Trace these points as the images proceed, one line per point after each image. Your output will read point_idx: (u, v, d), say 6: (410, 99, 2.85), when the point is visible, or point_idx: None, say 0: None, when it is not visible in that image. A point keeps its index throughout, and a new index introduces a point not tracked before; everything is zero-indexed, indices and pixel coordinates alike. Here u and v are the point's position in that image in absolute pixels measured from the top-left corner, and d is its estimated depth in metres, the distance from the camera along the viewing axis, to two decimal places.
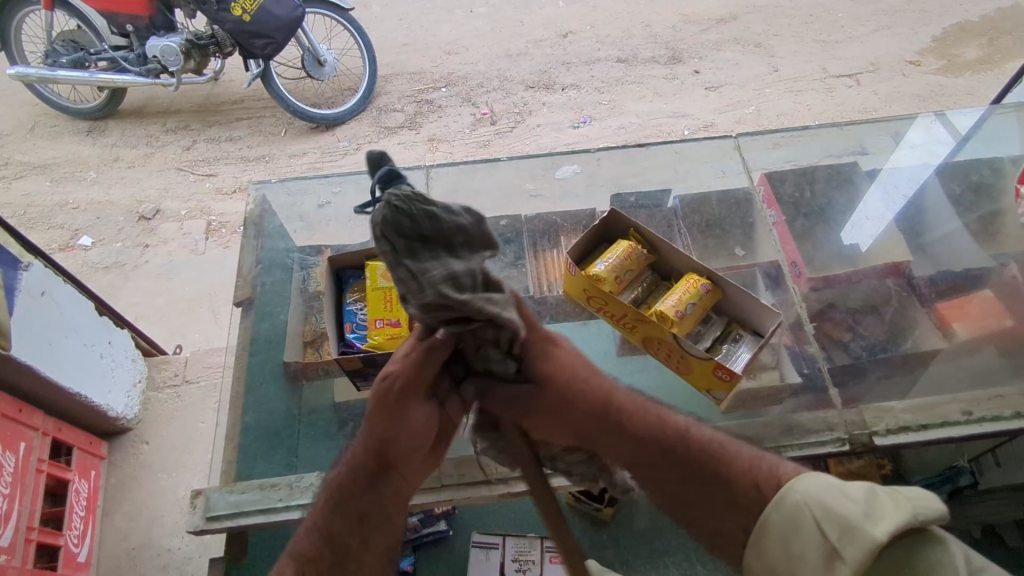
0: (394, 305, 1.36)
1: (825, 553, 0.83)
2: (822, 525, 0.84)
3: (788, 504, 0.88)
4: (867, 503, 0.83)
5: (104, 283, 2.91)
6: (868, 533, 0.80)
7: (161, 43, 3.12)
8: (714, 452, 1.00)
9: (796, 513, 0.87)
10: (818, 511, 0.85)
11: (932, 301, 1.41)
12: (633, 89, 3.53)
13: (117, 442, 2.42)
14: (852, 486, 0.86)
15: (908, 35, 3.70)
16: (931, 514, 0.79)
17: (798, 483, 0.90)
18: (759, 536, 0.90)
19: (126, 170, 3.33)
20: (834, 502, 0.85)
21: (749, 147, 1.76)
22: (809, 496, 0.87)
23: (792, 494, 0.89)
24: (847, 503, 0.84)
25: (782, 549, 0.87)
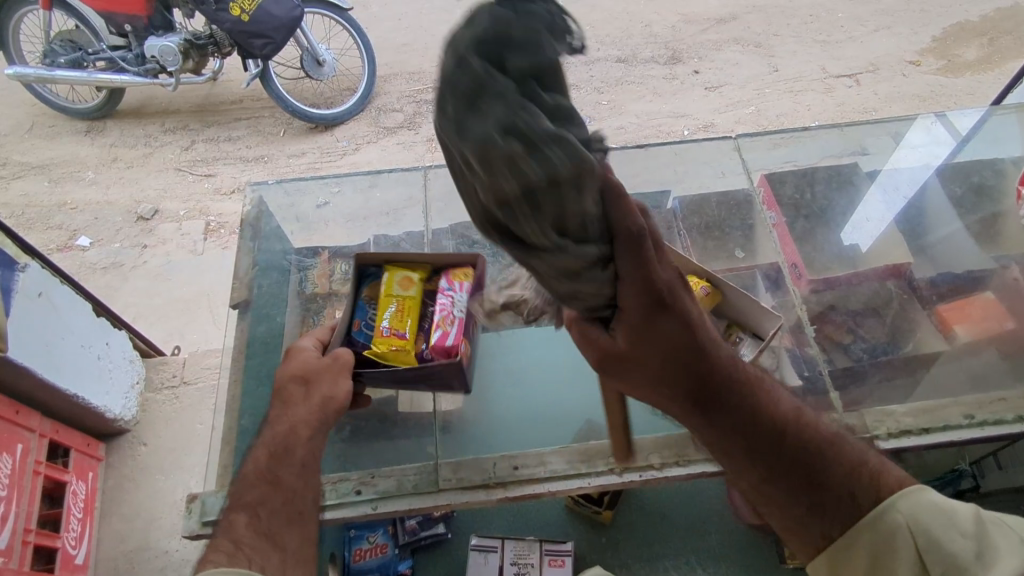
0: (405, 317, 1.36)
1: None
2: (926, 554, 0.86)
3: (889, 527, 0.87)
4: (979, 541, 0.86)
5: (103, 284, 2.91)
6: None
7: (160, 43, 3.11)
8: (812, 443, 0.94)
9: (894, 534, 0.87)
10: (925, 542, 0.86)
11: (933, 303, 1.40)
12: (632, 89, 3.52)
13: (115, 443, 2.41)
14: (963, 519, 0.87)
15: (908, 35, 3.70)
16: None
17: (903, 502, 0.88)
18: (839, 550, 0.90)
19: (125, 170, 3.32)
20: (946, 536, 0.86)
21: (749, 148, 1.75)
22: (913, 519, 0.87)
23: (898, 516, 0.87)
24: (958, 539, 0.86)
25: (868, 565, 0.88)
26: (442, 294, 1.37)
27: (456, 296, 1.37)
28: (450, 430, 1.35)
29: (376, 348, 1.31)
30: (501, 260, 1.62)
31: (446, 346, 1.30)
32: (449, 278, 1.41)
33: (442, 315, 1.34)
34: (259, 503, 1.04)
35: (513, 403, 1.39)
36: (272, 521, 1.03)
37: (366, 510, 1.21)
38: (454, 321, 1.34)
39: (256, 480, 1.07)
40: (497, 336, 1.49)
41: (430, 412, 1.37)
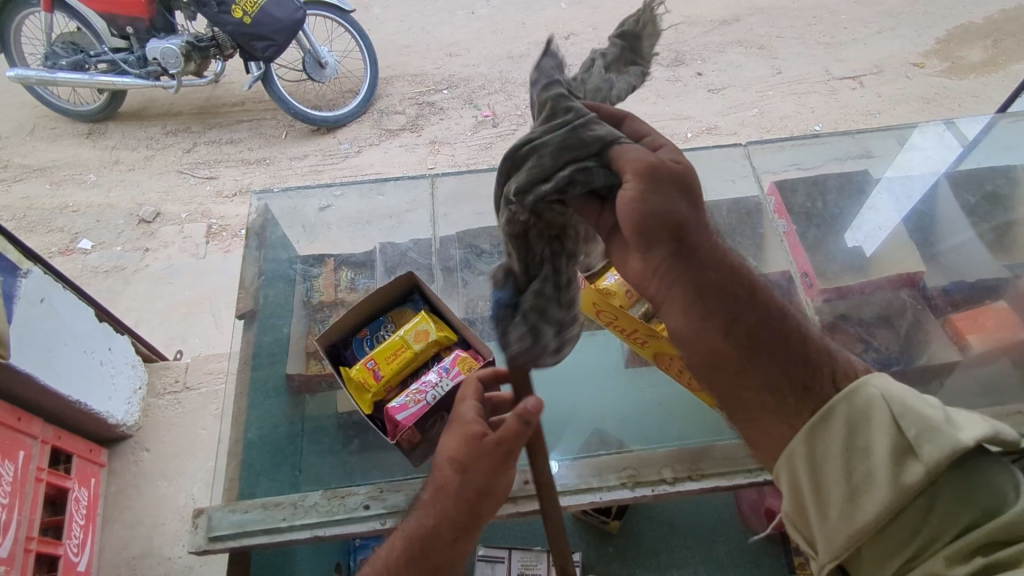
0: (390, 364, 1.25)
1: (897, 451, 0.82)
2: (898, 422, 0.84)
3: (864, 397, 0.86)
4: (950, 416, 0.83)
5: (104, 288, 2.89)
6: (954, 439, 0.80)
7: (162, 45, 3.09)
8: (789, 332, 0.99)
9: (866, 405, 0.86)
10: (900, 411, 0.84)
11: (945, 313, 1.39)
12: (635, 91, 3.51)
13: (118, 449, 2.39)
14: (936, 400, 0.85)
15: (911, 37, 3.68)
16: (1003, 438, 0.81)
17: (875, 378, 0.88)
18: (820, 422, 0.88)
19: (126, 172, 3.31)
20: (920, 406, 0.84)
21: (759, 154, 1.73)
22: (886, 395, 0.86)
23: (873, 387, 0.86)
24: (930, 410, 0.83)
25: (848, 443, 0.86)
26: (434, 371, 1.22)
27: (442, 384, 1.20)
28: None
29: (348, 371, 1.26)
30: None
31: (392, 419, 1.18)
32: (452, 360, 1.23)
33: (418, 387, 1.20)
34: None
35: None
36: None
37: (375, 525, 1.15)
38: (423, 401, 1.19)
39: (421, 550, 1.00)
40: None
41: None
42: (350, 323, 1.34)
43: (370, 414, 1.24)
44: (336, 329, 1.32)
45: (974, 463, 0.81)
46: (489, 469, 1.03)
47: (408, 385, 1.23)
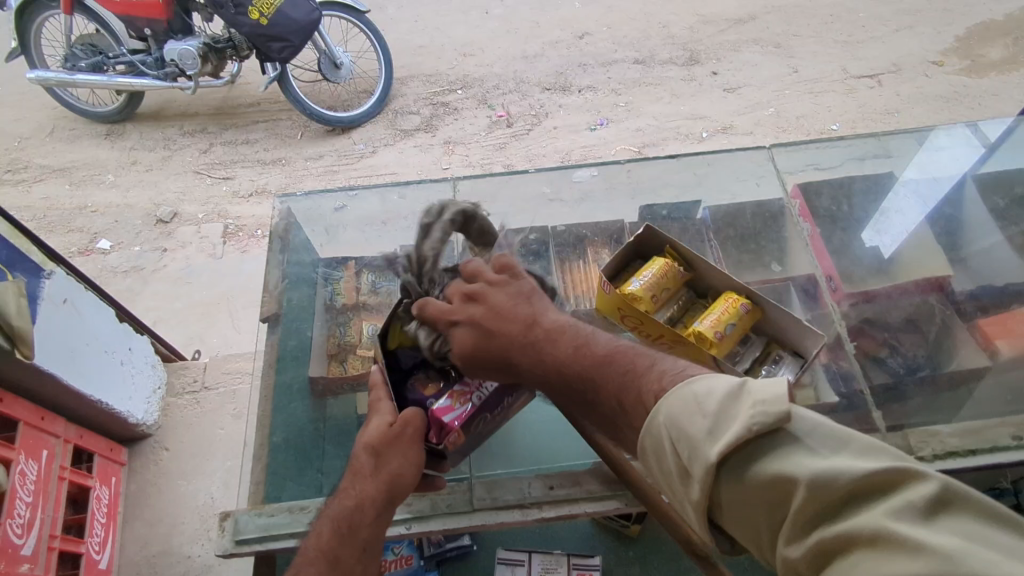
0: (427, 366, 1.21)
1: (680, 475, 0.72)
2: (675, 446, 0.73)
3: (653, 428, 0.76)
4: (716, 418, 0.70)
5: (123, 287, 2.92)
6: (704, 458, 0.69)
7: (179, 47, 3.12)
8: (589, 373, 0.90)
9: (658, 439, 0.76)
10: (674, 434, 0.73)
11: (974, 317, 1.37)
12: (650, 90, 3.49)
13: (138, 448, 2.42)
14: (708, 396, 0.72)
15: (931, 35, 3.64)
16: (769, 420, 0.67)
17: (661, 407, 0.76)
18: (643, 459, 0.81)
19: (144, 173, 3.34)
20: (685, 420, 0.72)
21: (782, 157, 1.72)
22: (669, 418, 0.74)
23: (657, 417, 0.76)
24: (697, 420, 0.71)
25: (658, 470, 0.78)
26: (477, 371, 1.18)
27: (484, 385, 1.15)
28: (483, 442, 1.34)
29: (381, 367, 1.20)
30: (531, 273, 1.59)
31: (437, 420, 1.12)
32: None
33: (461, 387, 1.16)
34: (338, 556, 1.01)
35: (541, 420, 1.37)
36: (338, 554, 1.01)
37: (401, 530, 1.20)
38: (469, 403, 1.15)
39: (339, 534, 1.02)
40: None
41: None
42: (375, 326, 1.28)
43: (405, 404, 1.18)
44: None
45: (768, 454, 0.67)
46: (408, 451, 1.07)
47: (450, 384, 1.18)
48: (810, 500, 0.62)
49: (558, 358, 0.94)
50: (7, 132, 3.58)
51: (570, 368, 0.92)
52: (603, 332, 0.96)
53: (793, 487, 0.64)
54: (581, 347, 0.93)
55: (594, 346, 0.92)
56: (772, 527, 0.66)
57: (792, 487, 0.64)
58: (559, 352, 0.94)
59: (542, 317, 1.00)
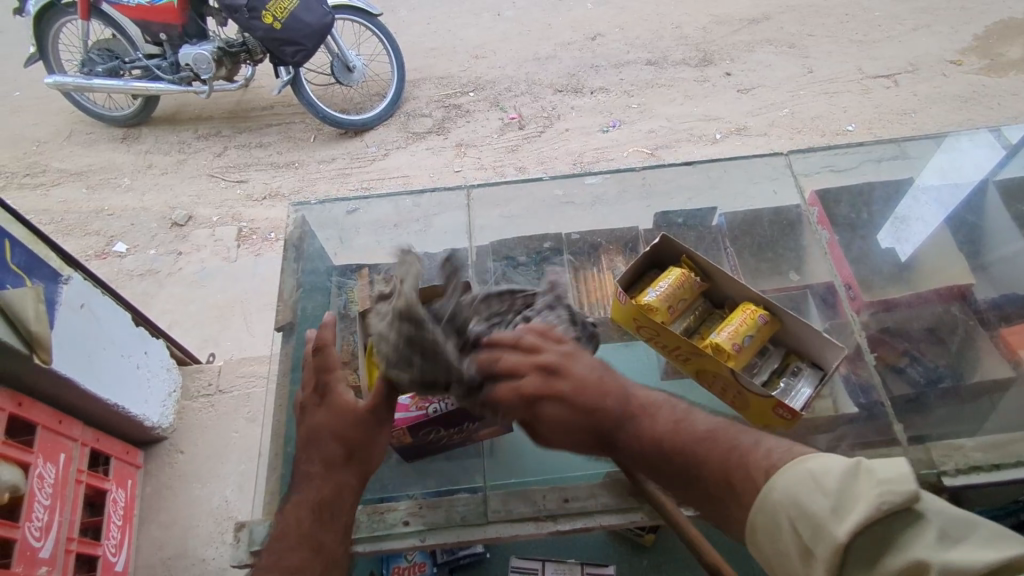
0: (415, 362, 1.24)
1: (802, 555, 0.77)
2: (796, 524, 0.79)
3: (768, 508, 0.83)
4: (840, 495, 0.77)
5: (139, 290, 2.95)
6: (832, 534, 0.74)
7: (194, 51, 3.14)
8: (686, 452, 0.95)
9: (775, 516, 0.82)
10: (795, 512, 0.79)
11: (997, 327, 1.35)
12: (663, 92, 3.47)
13: (154, 451, 2.44)
14: (829, 476, 0.78)
15: (948, 34, 3.59)
16: (897, 500, 0.72)
17: (778, 482, 0.83)
18: (751, 537, 0.86)
19: (159, 176, 3.37)
20: (807, 497, 0.79)
21: (800, 163, 1.70)
22: (789, 496, 0.81)
23: (774, 493, 0.82)
24: (819, 499, 0.78)
25: (769, 547, 0.83)
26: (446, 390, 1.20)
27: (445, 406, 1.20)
28: (497, 453, 1.33)
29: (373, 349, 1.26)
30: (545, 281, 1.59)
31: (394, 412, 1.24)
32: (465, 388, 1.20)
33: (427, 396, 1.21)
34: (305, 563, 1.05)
35: None
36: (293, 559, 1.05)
37: (415, 542, 1.19)
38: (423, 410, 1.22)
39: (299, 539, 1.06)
40: None
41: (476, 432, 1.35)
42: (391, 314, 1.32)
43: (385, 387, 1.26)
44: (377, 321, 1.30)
45: (894, 532, 0.72)
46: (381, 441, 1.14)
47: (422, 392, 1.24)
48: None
49: (659, 432, 0.98)
50: (26, 136, 3.62)
51: (669, 440, 0.97)
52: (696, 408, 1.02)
53: (923, 571, 0.68)
54: (680, 422, 0.98)
55: (695, 422, 0.98)
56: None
57: (923, 568, 0.68)
58: (657, 429, 0.98)
59: (634, 393, 1.03)
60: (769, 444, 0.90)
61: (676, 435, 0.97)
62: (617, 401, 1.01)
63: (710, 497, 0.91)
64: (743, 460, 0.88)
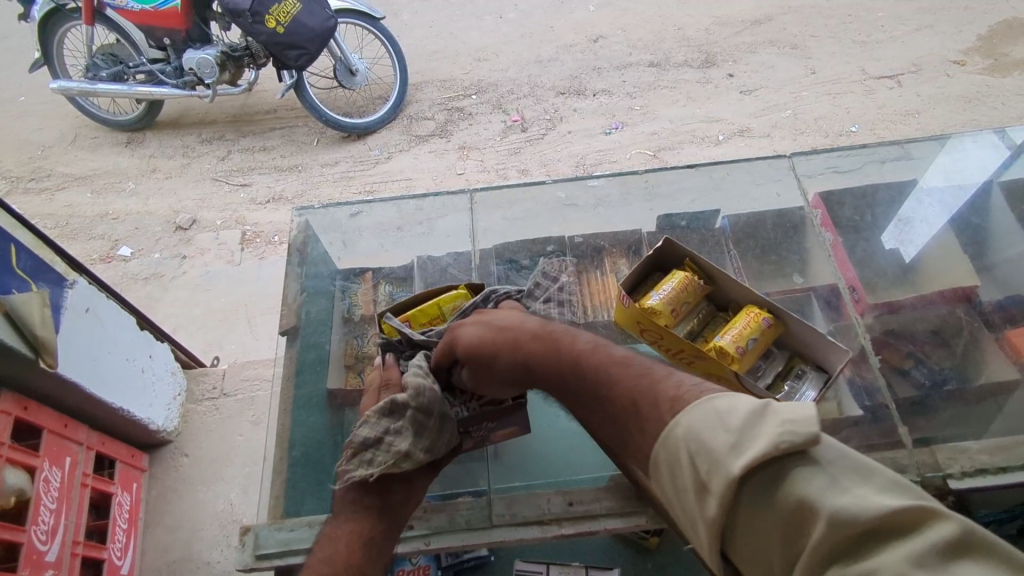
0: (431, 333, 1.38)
1: (694, 490, 0.67)
2: (693, 459, 0.68)
3: (670, 444, 0.72)
4: (743, 432, 0.66)
5: (143, 294, 2.96)
6: (727, 470, 0.64)
7: (198, 56, 3.16)
8: (600, 372, 0.89)
9: (675, 452, 0.71)
10: (693, 447, 0.69)
11: (1002, 329, 1.34)
12: (666, 93, 3.47)
13: (158, 454, 2.45)
14: (733, 412, 0.68)
15: (952, 34, 3.58)
16: (797, 439, 0.62)
17: (684, 416, 0.72)
18: (654, 471, 0.75)
19: (163, 181, 3.38)
20: (707, 431, 0.68)
21: (803, 165, 1.70)
22: (690, 430, 0.71)
23: (676, 429, 0.72)
24: (721, 435, 0.67)
25: (668, 483, 0.73)
26: None
27: None
28: (501, 456, 1.34)
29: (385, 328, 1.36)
30: None
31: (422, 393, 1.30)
32: None
33: None
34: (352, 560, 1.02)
35: (556, 433, 1.37)
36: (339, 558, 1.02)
37: (420, 546, 1.19)
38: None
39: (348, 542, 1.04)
40: None
41: None
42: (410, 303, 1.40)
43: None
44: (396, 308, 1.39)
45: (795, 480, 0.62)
46: None
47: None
48: (829, 532, 0.57)
49: (574, 351, 0.94)
50: (31, 140, 3.64)
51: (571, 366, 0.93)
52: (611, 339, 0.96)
53: (811, 519, 0.59)
54: (598, 345, 0.94)
55: (612, 346, 0.93)
56: (785, 556, 0.61)
57: (812, 514, 0.59)
58: (576, 345, 0.95)
59: (555, 327, 1.04)
60: (682, 376, 0.81)
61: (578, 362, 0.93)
62: (540, 327, 1.05)
63: (617, 422, 0.83)
64: (651, 386, 0.80)
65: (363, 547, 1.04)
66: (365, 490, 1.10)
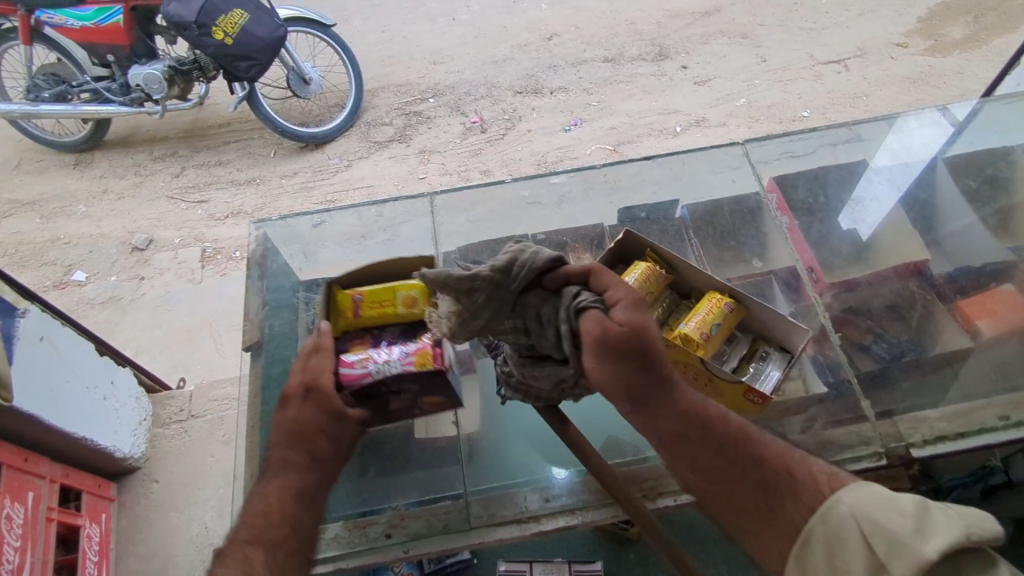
0: (375, 309, 1.30)
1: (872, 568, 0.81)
2: (869, 539, 0.83)
3: (841, 519, 0.86)
4: (919, 519, 0.81)
5: (101, 319, 2.87)
6: (919, 551, 0.78)
7: (144, 71, 3.08)
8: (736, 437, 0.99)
9: (840, 527, 0.86)
10: (867, 526, 0.84)
11: (954, 299, 1.39)
12: (623, 87, 3.50)
13: (127, 482, 2.38)
14: (905, 500, 0.83)
15: (893, 18, 3.69)
16: (986, 534, 0.77)
17: (848, 494, 0.88)
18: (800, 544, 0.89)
19: (116, 201, 3.28)
20: (882, 515, 0.83)
21: (756, 151, 1.73)
22: (857, 509, 0.86)
23: (843, 506, 0.87)
24: (898, 520, 0.82)
25: (824, 555, 0.87)
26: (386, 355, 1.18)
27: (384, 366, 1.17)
28: (475, 457, 1.33)
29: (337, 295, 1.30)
30: None
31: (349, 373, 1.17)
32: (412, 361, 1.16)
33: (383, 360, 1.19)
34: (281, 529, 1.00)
35: (528, 431, 1.36)
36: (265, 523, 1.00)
37: (399, 554, 1.19)
38: (368, 369, 1.16)
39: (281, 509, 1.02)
40: None
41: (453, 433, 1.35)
42: (372, 274, 1.33)
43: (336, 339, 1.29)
44: (356, 276, 1.32)
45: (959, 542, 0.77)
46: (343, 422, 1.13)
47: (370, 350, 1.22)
48: None
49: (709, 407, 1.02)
50: None
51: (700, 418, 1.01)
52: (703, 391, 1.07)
53: None
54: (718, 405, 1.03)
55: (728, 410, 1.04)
56: None
57: None
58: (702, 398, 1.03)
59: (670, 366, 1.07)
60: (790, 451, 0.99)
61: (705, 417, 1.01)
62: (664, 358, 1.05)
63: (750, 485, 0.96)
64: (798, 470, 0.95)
65: (294, 501, 1.03)
66: (290, 443, 1.08)
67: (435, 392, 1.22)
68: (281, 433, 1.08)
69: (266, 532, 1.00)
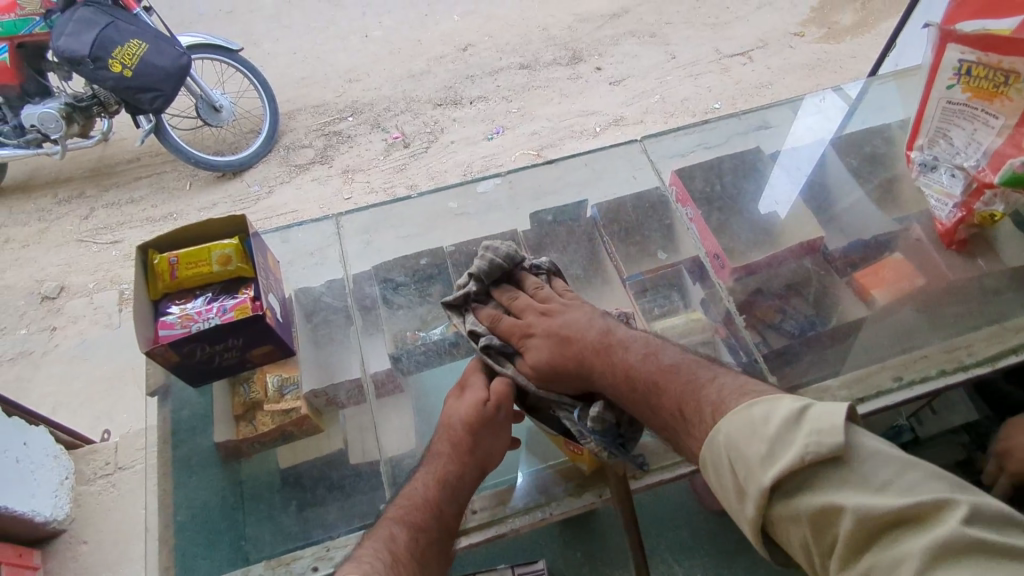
0: (188, 269, 1.38)
1: (737, 494, 0.86)
2: (734, 468, 0.87)
3: (714, 449, 0.91)
4: (773, 443, 0.84)
5: (12, 377, 2.68)
6: (764, 479, 0.82)
7: (38, 111, 2.91)
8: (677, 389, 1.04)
9: (717, 455, 0.91)
10: (733, 454, 0.88)
11: (848, 272, 1.47)
12: (540, 93, 3.54)
13: (51, 548, 2.22)
14: (768, 423, 0.85)
15: (789, 9, 3.88)
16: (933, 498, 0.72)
17: (722, 426, 0.91)
18: (704, 473, 0.94)
19: (20, 250, 3.10)
20: (744, 445, 0.86)
21: (655, 146, 1.80)
22: (730, 440, 0.89)
23: (718, 437, 0.91)
24: (755, 446, 0.85)
25: (721, 485, 0.91)
26: (208, 313, 1.31)
27: (202, 322, 1.30)
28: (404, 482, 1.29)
29: (153, 259, 1.37)
30: (428, 298, 1.55)
31: (162, 330, 1.30)
32: (232, 312, 1.31)
33: (198, 314, 1.32)
34: (423, 528, 1.05)
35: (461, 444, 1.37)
36: (426, 527, 1.06)
37: None
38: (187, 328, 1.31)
39: (421, 504, 1.08)
40: (437, 375, 1.42)
41: (378, 455, 1.32)
42: (183, 238, 1.40)
43: (153, 301, 1.37)
44: (168, 241, 1.39)
45: (767, 534, 0.84)
46: (499, 435, 1.19)
47: (193, 310, 1.33)
48: (855, 521, 0.74)
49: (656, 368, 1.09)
50: None
51: (630, 378, 1.10)
52: (665, 345, 1.15)
53: (839, 513, 0.76)
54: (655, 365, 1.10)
55: (660, 356, 1.12)
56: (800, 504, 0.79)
57: (838, 511, 0.76)
58: (628, 359, 1.12)
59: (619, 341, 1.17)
60: (724, 381, 1.01)
61: (631, 377, 1.10)
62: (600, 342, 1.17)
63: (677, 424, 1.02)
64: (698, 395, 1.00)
65: (444, 494, 1.11)
66: (477, 432, 1.16)
67: (263, 341, 1.32)
68: (477, 425, 1.17)
69: (418, 516, 1.07)
